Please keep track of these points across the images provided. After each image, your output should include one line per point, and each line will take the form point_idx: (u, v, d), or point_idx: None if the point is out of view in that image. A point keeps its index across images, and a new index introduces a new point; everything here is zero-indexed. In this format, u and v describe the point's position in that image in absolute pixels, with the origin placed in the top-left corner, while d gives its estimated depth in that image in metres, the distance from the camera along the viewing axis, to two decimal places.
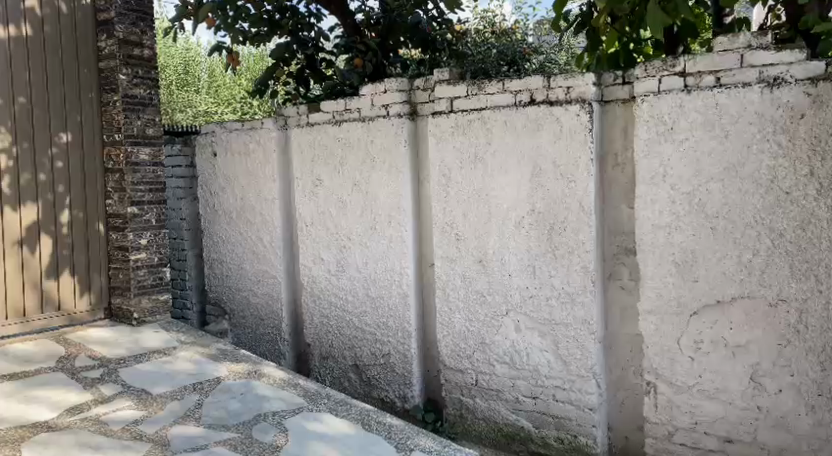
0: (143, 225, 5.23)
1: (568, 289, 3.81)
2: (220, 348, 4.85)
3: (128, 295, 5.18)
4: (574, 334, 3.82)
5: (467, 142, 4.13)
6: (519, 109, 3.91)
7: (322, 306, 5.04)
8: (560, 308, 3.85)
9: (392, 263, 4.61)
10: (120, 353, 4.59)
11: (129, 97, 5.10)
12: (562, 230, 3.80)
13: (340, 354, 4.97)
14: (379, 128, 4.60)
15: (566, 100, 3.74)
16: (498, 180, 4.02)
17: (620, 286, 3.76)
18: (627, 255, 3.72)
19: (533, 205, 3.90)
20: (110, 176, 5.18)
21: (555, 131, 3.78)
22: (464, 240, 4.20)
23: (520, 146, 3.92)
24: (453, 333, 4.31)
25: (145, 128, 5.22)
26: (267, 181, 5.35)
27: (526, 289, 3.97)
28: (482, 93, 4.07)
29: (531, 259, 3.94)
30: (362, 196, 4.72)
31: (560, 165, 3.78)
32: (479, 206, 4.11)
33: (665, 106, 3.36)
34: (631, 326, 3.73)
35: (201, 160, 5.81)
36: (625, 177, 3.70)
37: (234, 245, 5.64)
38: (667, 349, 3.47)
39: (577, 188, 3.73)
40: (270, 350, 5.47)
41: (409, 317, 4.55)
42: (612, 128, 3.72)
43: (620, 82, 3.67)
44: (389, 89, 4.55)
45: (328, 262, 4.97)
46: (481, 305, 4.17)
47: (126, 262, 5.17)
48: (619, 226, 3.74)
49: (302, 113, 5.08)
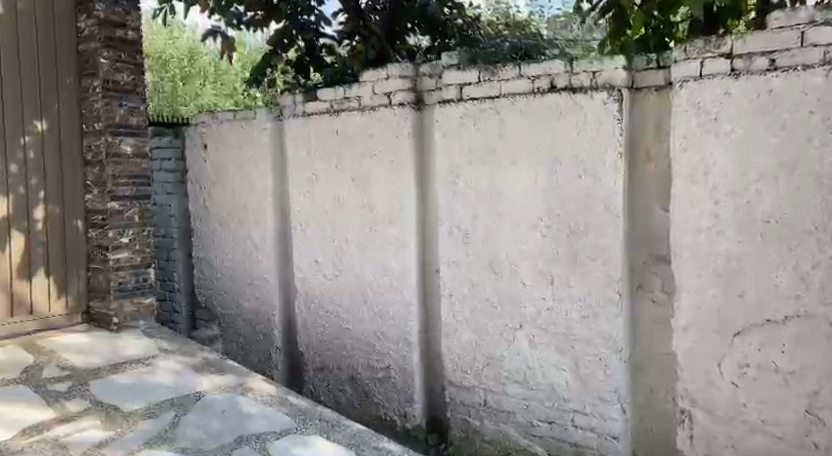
0: (125, 222, 4.82)
1: (590, 301, 3.37)
2: (205, 357, 4.44)
3: (107, 299, 4.77)
4: (595, 351, 3.38)
5: (478, 133, 3.69)
6: (538, 97, 3.47)
7: (318, 314, 4.62)
8: (580, 322, 3.41)
9: (393, 267, 4.17)
10: (94, 362, 4.18)
11: (110, 83, 4.69)
12: (584, 234, 3.36)
13: (337, 367, 4.55)
14: (381, 118, 4.16)
15: (592, 87, 3.30)
16: (511, 177, 3.58)
17: (651, 299, 3.30)
18: (659, 264, 3.26)
19: (551, 205, 3.45)
20: (89, 169, 4.76)
21: (578, 121, 3.34)
22: (473, 244, 3.76)
23: (537, 139, 3.47)
24: (460, 347, 3.88)
25: (129, 116, 4.81)
26: (260, 176, 4.92)
27: (543, 301, 3.53)
28: (495, 79, 3.63)
29: (548, 265, 3.49)
30: (361, 192, 4.29)
31: (583, 160, 3.33)
32: (490, 206, 3.67)
33: (706, 93, 2.95)
34: (663, 344, 3.27)
35: (190, 152, 5.41)
36: (658, 176, 3.23)
37: (224, 245, 5.23)
38: (706, 372, 3.05)
39: (602, 186, 3.28)
40: (261, 360, 5.05)
41: (412, 326, 4.11)
42: (646, 120, 3.25)
43: (653, 66, 3.22)
44: (391, 75, 4.11)
45: (325, 265, 4.54)
46: (491, 318, 3.73)
47: (106, 262, 4.76)
48: (649, 231, 3.28)
49: (298, 102, 4.65)
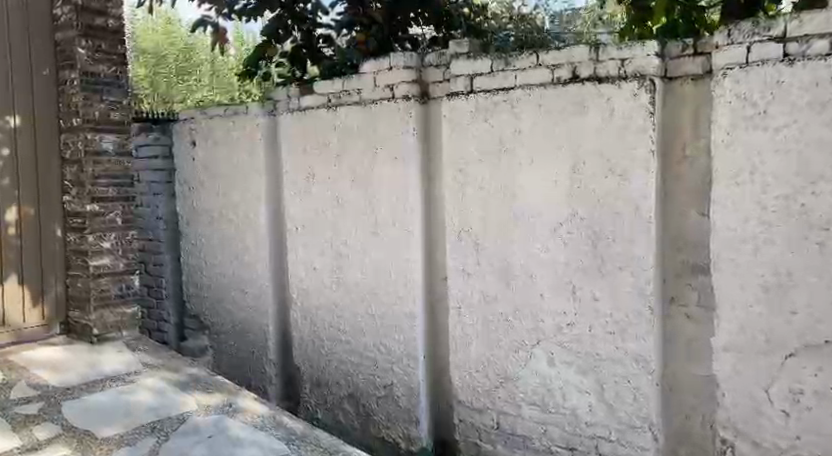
0: (106, 226, 4.46)
1: (617, 316, 3.02)
2: (191, 373, 4.09)
3: (86, 309, 4.41)
4: (623, 371, 3.02)
5: (491, 129, 3.34)
6: (558, 88, 3.11)
7: (315, 325, 4.27)
8: (606, 339, 3.06)
9: (396, 274, 3.82)
10: (70, 379, 3.83)
11: (88, 75, 4.34)
12: (611, 241, 3.00)
13: (335, 382, 4.20)
14: (383, 113, 3.80)
15: (620, 77, 2.94)
16: (528, 177, 3.23)
17: (685, 314, 2.95)
18: (695, 275, 2.91)
19: (573, 208, 3.09)
20: (67, 168, 4.40)
21: (604, 113, 2.98)
22: (485, 251, 3.41)
23: (557, 135, 3.12)
24: (470, 364, 3.53)
25: (109, 112, 4.46)
26: (252, 176, 4.56)
27: (563, 315, 3.17)
28: (509, 68, 3.28)
29: (569, 275, 3.14)
30: (362, 193, 3.94)
31: (609, 159, 2.97)
32: (504, 210, 3.32)
33: (754, 82, 2.60)
34: (699, 364, 2.91)
35: (179, 150, 5.06)
36: (695, 176, 2.87)
37: (214, 249, 4.88)
38: (751, 398, 2.70)
39: (631, 187, 2.92)
40: (254, 373, 4.70)
41: (416, 340, 3.76)
42: (680, 113, 2.90)
43: (689, 53, 2.86)
44: (394, 65, 3.75)
45: (323, 273, 4.19)
46: (505, 332, 3.38)
47: (85, 269, 4.40)
48: (684, 237, 2.92)
49: (293, 95, 4.29)
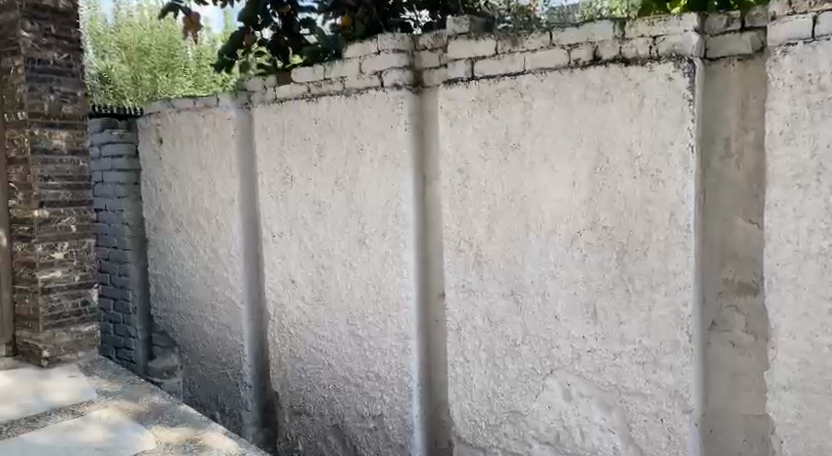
0: (57, 234, 4.01)
1: (648, 343, 2.53)
2: (153, 402, 3.63)
3: (35, 329, 3.98)
4: (654, 409, 2.53)
5: (495, 122, 2.85)
6: (575, 72, 2.62)
7: (295, 345, 3.78)
8: (635, 370, 2.57)
9: (386, 291, 3.33)
10: (8, 413, 3.45)
11: (34, 62, 3.86)
12: (641, 254, 2.52)
13: (317, 411, 3.71)
14: (370, 104, 3.31)
15: (651, 57, 2.44)
16: (539, 178, 2.74)
17: (730, 342, 2.46)
18: (742, 295, 2.42)
19: (594, 214, 2.61)
20: (13, 168, 3.95)
21: (631, 103, 2.48)
22: (488, 263, 2.94)
23: (574, 128, 2.63)
24: (473, 395, 3.05)
25: (61, 104, 3.99)
26: (223, 177, 4.05)
27: (582, 340, 2.70)
28: (517, 50, 2.79)
29: (590, 294, 2.66)
30: (346, 198, 3.44)
31: (638, 156, 2.48)
32: (511, 217, 2.84)
33: (822, 61, 2.11)
34: (750, 402, 2.43)
35: (144, 147, 4.54)
36: (742, 176, 2.37)
37: (184, 258, 4.38)
38: (818, 447, 2.22)
39: (666, 190, 2.43)
40: (228, 398, 4.20)
41: (409, 367, 3.28)
42: (725, 100, 2.39)
43: (736, 27, 2.35)
44: (381, 49, 3.26)
45: (303, 287, 3.70)
46: (513, 359, 2.90)
47: (33, 283, 3.96)
48: (728, 250, 2.43)
49: (269, 86, 3.81)
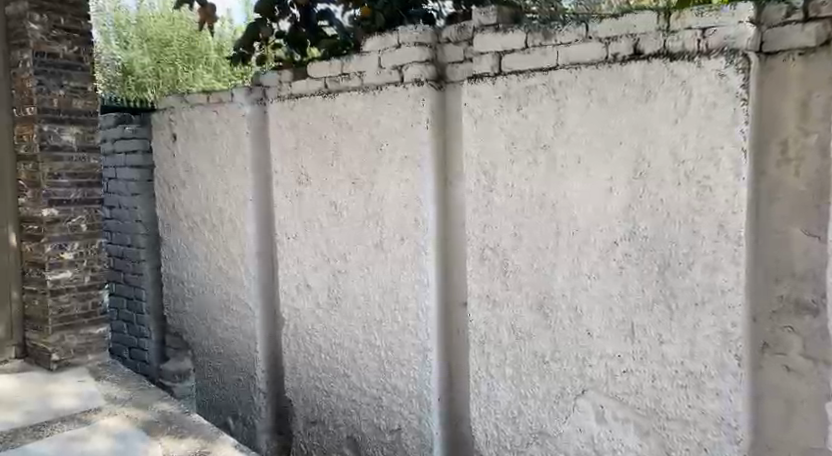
0: (67, 233, 3.86)
1: (691, 366, 2.32)
2: (162, 410, 3.48)
3: (44, 331, 3.84)
4: (698, 437, 2.32)
5: (524, 121, 2.64)
6: (613, 68, 2.39)
7: (310, 353, 3.61)
8: (676, 394, 2.36)
9: (405, 299, 3.13)
10: (12, 420, 3.31)
11: (43, 55, 3.71)
12: (685, 267, 2.30)
13: (333, 422, 3.53)
14: (390, 100, 3.11)
15: (699, 51, 2.21)
16: (572, 182, 2.52)
17: (784, 366, 2.23)
18: (799, 315, 2.19)
19: (633, 223, 2.39)
20: (21, 165, 3.81)
21: (677, 103, 2.26)
22: (515, 272, 2.73)
23: (612, 129, 2.41)
24: (497, 413, 2.86)
25: (71, 99, 3.84)
26: (236, 175, 3.88)
27: (617, 359, 2.49)
28: (549, 43, 2.57)
29: (627, 310, 2.44)
30: (364, 200, 3.25)
31: (684, 160, 2.26)
32: (540, 224, 2.63)
33: None
34: (804, 433, 2.20)
35: (157, 144, 4.39)
36: (801, 184, 2.14)
37: (197, 259, 4.22)
38: None
39: (714, 198, 2.21)
40: (241, 405, 4.04)
41: (428, 381, 3.08)
42: (784, 99, 2.16)
43: (797, 18, 2.11)
44: (402, 43, 3.07)
45: (319, 293, 3.52)
46: (541, 377, 2.70)
47: (42, 284, 3.82)
48: (783, 265, 2.21)
49: (285, 81, 3.62)
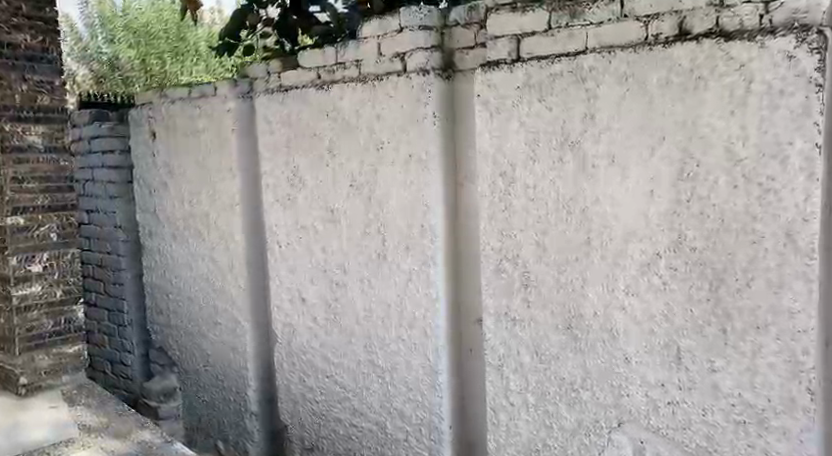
0: (35, 243, 3.50)
1: (751, 399, 1.98)
2: (141, 441, 3.12)
3: (12, 351, 3.49)
4: None
5: (548, 114, 2.28)
6: (654, 51, 2.04)
7: (305, 373, 3.26)
8: (732, 431, 2.02)
9: (412, 315, 2.79)
10: None
11: (3, 47, 3.34)
12: (743, 285, 1.95)
13: (333, 450, 3.19)
14: (392, 92, 2.75)
15: (761, 29, 1.86)
16: (606, 185, 2.17)
17: None
18: None
19: (680, 233, 2.04)
20: None
21: (733, 91, 1.90)
22: (539, 287, 2.38)
23: (654, 123, 2.06)
24: (520, 447, 2.51)
25: (36, 95, 3.48)
26: (221, 177, 3.53)
27: (660, 390, 2.15)
28: (577, 24, 2.22)
29: (672, 333, 2.10)
30: (364, 204, 2.90)
31: (744, 159, 1.91)
32: (568, 233, 2.28)
33: None
34: None
35: (137, 143, 4.03)
36: None
37: (182, 268, 3.87)
38: None
39: (780, 204, 1.86)
40: (232, 427, 3.69)
41: (439, 408, 2.74)
42: None
43: None
44: (405, 27, 2.70)
45: (314, 307, 3.17)
46: (570, 406, 2.36)
47: (8, 301, 3.46)
48: None
49: (273, 72, 3.25)
